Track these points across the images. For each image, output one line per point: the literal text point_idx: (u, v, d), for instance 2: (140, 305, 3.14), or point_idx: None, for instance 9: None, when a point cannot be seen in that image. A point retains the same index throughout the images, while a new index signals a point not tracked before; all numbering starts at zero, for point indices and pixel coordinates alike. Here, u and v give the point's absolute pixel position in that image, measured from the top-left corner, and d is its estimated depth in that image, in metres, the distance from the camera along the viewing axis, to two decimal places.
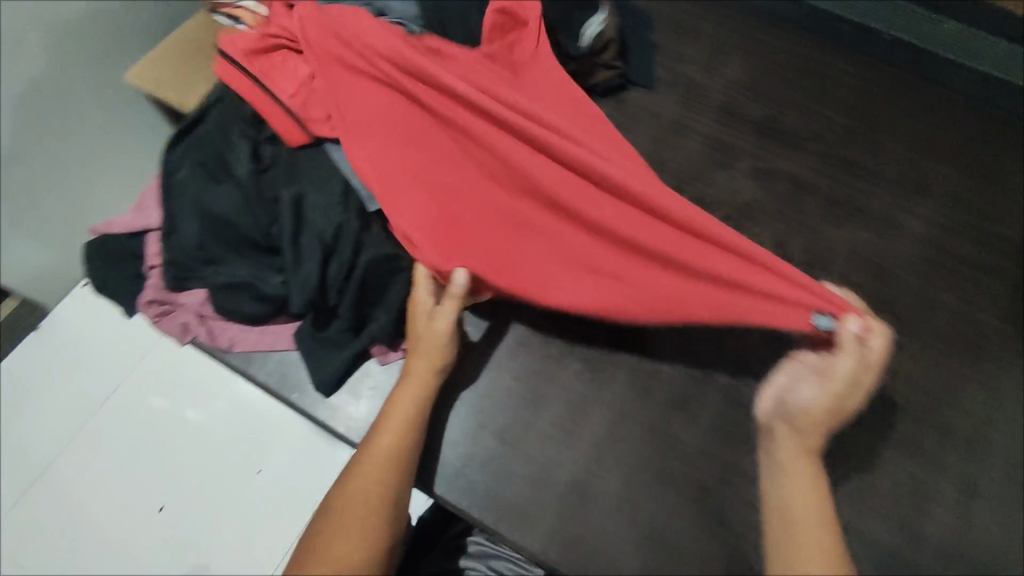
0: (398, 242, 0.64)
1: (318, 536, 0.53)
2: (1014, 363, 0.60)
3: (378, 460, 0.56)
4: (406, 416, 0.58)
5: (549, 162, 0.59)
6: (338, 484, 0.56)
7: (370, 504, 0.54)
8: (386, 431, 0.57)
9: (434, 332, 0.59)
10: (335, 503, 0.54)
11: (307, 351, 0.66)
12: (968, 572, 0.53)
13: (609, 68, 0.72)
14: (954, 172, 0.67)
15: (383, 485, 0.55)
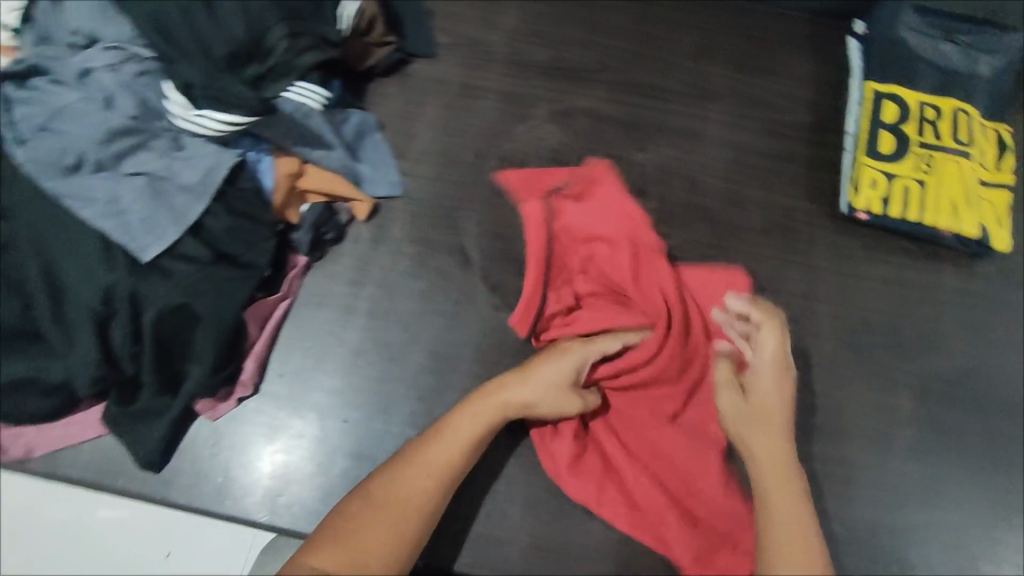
0: (183, 288, 0.59)
1: (350, 519, 0.53)
2: (819, 237, 0.76)
3: (440, 462, 0.56)
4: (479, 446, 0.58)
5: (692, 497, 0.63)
6: (387, 475, 0.55)
7: (410, 509, 0.54)
8: (451, 453, 0.57)
9: (554, 384, 0.60)
10: (378, 492, 0.54)
11: (118, 428, 0.60)
12: (802, 423, 0.68)
13: (382, 46, 0.77)
14: (732, 72, 0.83)
15: (421, 500, 0.54)
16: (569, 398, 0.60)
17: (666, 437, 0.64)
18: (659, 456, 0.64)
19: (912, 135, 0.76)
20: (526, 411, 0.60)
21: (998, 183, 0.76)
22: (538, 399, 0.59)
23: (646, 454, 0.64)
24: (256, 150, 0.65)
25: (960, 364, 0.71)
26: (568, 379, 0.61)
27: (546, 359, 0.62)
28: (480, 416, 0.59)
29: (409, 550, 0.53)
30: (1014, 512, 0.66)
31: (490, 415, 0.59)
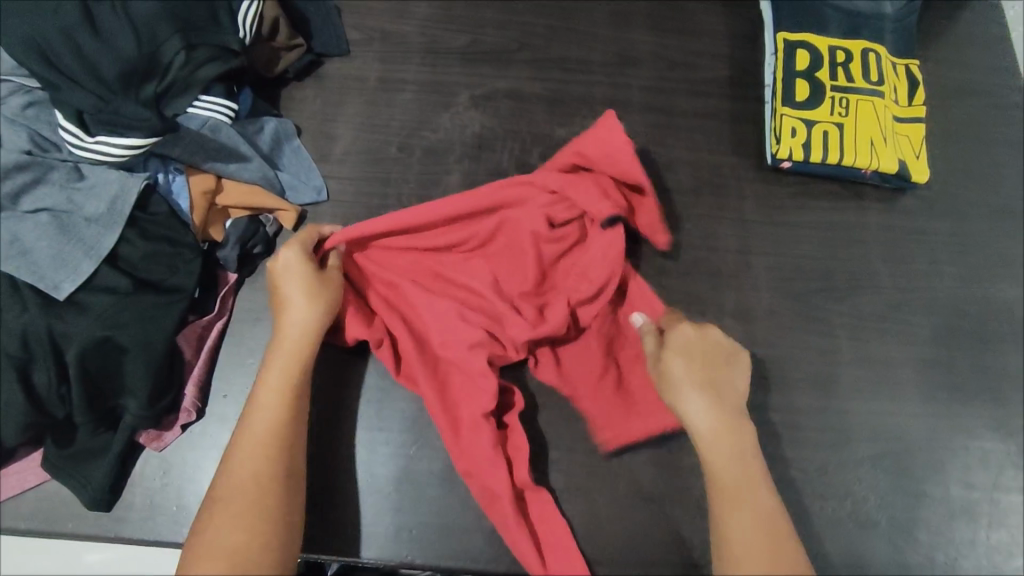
0: (105, 321, 0.58)
1: (212, 524, 0.51)
2: (747, 191, 0.77)
3: (263, 423, 0.56)
4: (289, 383, 0.58)
5: (471, 399, 0.62)
6: (224, 467, 0.55)
7: (253, 486, 0.53)
8: (264, 405, 0.57)
9: (297, 289, 0.61)
10: (220, 484, 0.53)
11: (60, 474, 0.59)
12: (748, 375, 0.70)
13: (291, 50, 0.75)
14: (648, 36, 0.83)
15: (268, 470, 0.54)
16: (319, 296, 0.61)
17: (456, 339, 0.64)
18: (455, 350, 0.63)
19: (826, 80, 0.77)
20: (310, 330, 0.60)
21: (911, 118, 0.77)
22: (299, 304, 0.60)
23: (445, 344, 0.64)
24: (166, 171, 0.64)
25: (890, 298, 0.73)
26: (296, 263, 0.62)
27: (280, 267, 0.62)
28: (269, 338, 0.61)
29: (281, 524, 0.52)
30: (957, 434, 0.69)
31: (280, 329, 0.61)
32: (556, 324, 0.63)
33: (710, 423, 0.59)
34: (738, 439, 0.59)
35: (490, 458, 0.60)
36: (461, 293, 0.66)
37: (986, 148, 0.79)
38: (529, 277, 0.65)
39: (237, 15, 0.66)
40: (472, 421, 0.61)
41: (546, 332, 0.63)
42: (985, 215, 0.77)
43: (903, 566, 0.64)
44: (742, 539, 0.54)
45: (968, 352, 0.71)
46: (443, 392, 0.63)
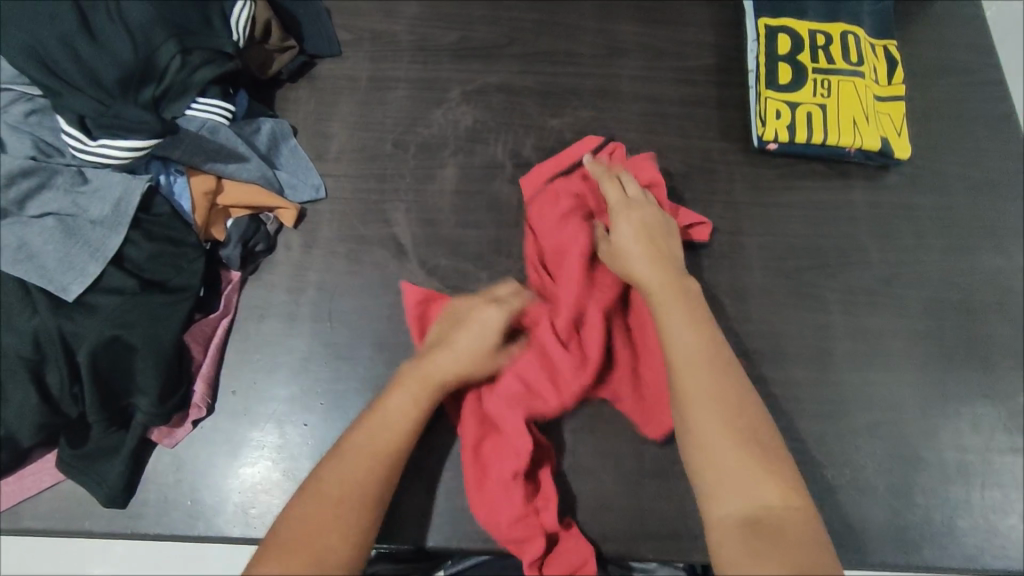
0: (114, 320, 0.59)
1: (303, 518, 0.52)
2: (736, 174, 0.79)
3: (385, 442, 0.57)
4: (413, 419, 0.58)
5: (511, 450, 0.60)
6: (328, 466, 0.55)
7: (357, 496, 0.54)
8: (385, 432, 0.57)
9: (477, 343, 0.61)
10: (329, 491, 0.53)
11: (75, 474, 0.61)
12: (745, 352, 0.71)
13: (283, 52, 0.77)
14: (632, 27, 0.85)
15: (372, 488, 0.55)
16: (493, 358, 0.61)
17: (505, 384, 0.62)
18: (505, 396, 0.61)
19: (808, 63, 0.79)
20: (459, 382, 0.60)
21: (891, 97, 0.79)
22: (467, 355, 0.60)
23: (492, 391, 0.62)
24: (167, 173, 0.65)
25: (879, 272, 0.75)
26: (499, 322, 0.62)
27: (472, 319, 0.62)
28: (412, 375, 0.60)
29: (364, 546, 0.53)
30: (950, 401, 0.71)
31: (436, 369, 0.60)
32: (597, 356, 0.62)
33: (661, 281, 0.61)
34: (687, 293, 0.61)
35: (511, 513, 0.59)
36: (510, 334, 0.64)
37: (965, 124, 0.81)
38: (569, 309, 0.63)
39: (230, 19, 0.67)
40: (503, 482, 0.59)
41: (592, 369, 0.62)
42: (969, 188, 0.79)
43: (904, 530, 0.66)
44: (711, 425, 0.53)
45: (957, 322, 0.73)
46: (486, 437, 0.62)
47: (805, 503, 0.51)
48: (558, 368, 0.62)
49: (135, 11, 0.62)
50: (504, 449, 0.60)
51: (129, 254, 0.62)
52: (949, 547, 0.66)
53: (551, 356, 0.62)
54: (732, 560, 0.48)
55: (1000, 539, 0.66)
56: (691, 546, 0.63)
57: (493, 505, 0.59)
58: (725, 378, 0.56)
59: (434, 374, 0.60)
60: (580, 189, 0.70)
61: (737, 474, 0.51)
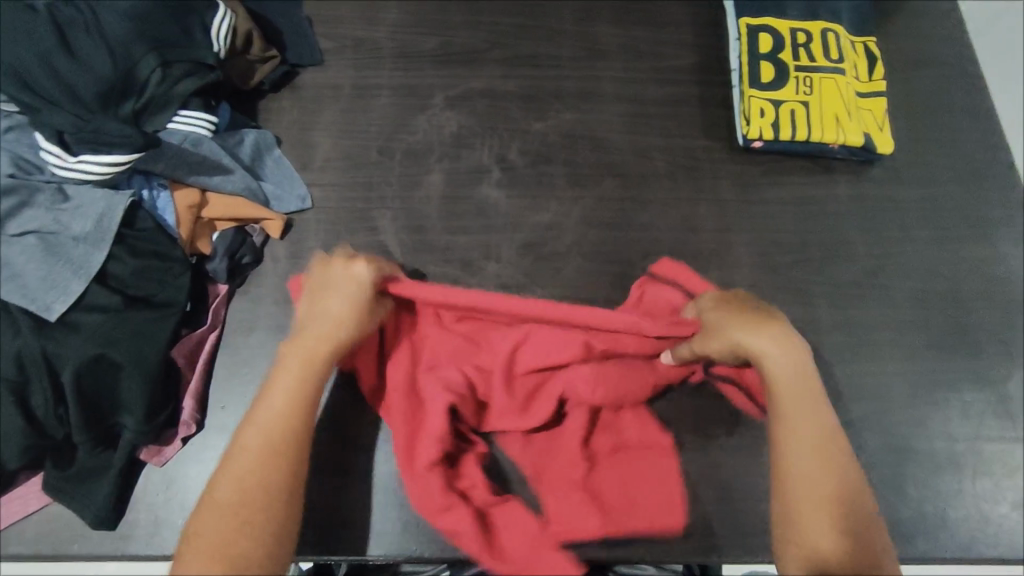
0: (98, 339, 0.58)
1: (208, 527, 0.50)
2: (722, 172, 0.79)
3: (272, 424, 0.54)
4: (296, 400, 0.56)
5: (436, 439, 0.59)
6: (226, 462, 0.54)
7: (255, 497, 0.52)
8: (267, 417, 0.55)
9: (342, 300, 0.60)
10: (224, 490, 0.52)
11: (61, 497, 0.59)
12: None
13: (265, 61, 0.76)
14: (614, 29, 0.85)
15: (270, 481, 0.53)
16: (365, 309, 0.60)
17: (440, 388, 0.61)
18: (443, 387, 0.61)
19: (789, 61, 0.79)
20: (335, 337, 0.58)
21: (873, 92, 0.80)
22: (340, 313, 0.59)
23: (429, 392, 0.62)
24: (150, 187, 0.64)
25: (866, 266, 0.75)
26: (367, 278, 0.61)
27: (338, 272, 0.61)
28: (293, 352, 0.58)
29: (281, 537, 0.52)
30: (939, 392, 0.71)
31: (309, 334, 0.59)
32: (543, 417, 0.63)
33: (787, 361, 0.58)
34: (807, 365, 0.58)
35: (434, 500, 0.57)
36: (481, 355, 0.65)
37: (945, 116, 0.82)
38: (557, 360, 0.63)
39: (211, 29, 0.67)
40: (428, 466, 0.58)
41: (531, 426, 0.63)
42: (950, 180, 0.79)
43: (897, 521, 0.66)
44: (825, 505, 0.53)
45: (944, 312, 0.74)
46: (410, 425, 0.61)
47: None
48: (507, 404, 0.64)
49: (113, 25, 0.61)
50: (424, 442, 0.59)
51: (113, 271, 0.61)
52: (943, 537, 0.66)
53: (501, 395, 0.63)
54: None
55: (993, 527, 0.67)
56: (688, 546, 0.63)
57: (420, 493, 0.58)
58: (837, 471, 0.55)
59: (309, 336, 0.58)
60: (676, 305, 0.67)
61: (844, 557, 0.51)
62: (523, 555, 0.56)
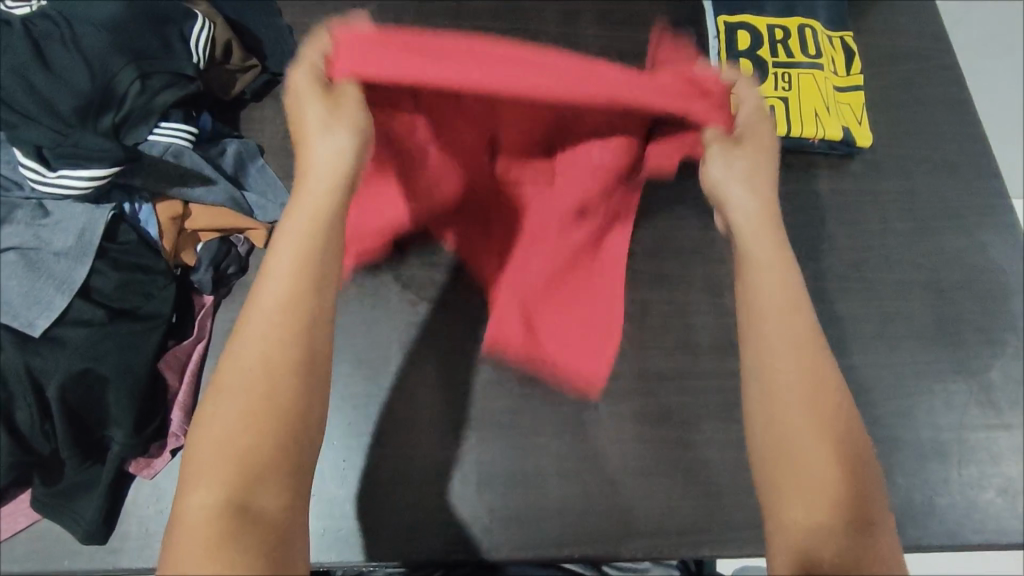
0: (84, 353, 0.59)
1: (217, 418, 0.44)
2: None
3: (287, 276, 0.48)
4: (307, 273, 0.49)
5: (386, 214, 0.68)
6: (241, 324, 0.47)
7: (284, 354, 0.46)
8: (282, 267, 0.49)
9: (322, 109, 0.53)
10: (246, 345, 0.46)
11: (51, 512, 0.60)
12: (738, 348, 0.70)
13: (246, 70, 0.75)
14: (595, 30, 0.86)
15: (292, 358, 0.46)
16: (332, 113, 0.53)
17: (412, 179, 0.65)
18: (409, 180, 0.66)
19: (767, 57, 0.79)
20: (337, 155, 0.53)
21: (851, 87, 0.80)
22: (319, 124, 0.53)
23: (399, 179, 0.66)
24: (132, 201, 0.64)
25: (848, 259, 0.76)
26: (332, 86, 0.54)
27: (296, 76, 0.54)
28: (298, 196, 0.52)
29: (311, 394, 0.46)
30: (923, 380, 0.72)
31: (310, 170, 0.53)
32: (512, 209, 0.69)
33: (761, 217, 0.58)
34: (795, 276, 0.55)
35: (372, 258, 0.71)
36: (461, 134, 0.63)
37: (923, 109, 0.83)
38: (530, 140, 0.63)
39: (190, 40, 0.66)
40: (365, 228, 0.69)
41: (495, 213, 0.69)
42: (929, 171, 0.80)
43: None
44: (800, 428, 0.48)
45: (927, 302, 0.75)
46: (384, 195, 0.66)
47: (859, 524, 0.45)
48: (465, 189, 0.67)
49: (89, 39, 0.61)
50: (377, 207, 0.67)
51: (96, 285, 0.61)
52: (930, 524, 0.67)
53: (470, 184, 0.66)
54: (785, 548, 0.45)
55: (979, 514, 0.68)
56: (678, 542, 0.64)
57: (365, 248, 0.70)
58: (826, 401, 0.49)
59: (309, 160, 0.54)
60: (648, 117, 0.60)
61: (820, 482, 0.46)
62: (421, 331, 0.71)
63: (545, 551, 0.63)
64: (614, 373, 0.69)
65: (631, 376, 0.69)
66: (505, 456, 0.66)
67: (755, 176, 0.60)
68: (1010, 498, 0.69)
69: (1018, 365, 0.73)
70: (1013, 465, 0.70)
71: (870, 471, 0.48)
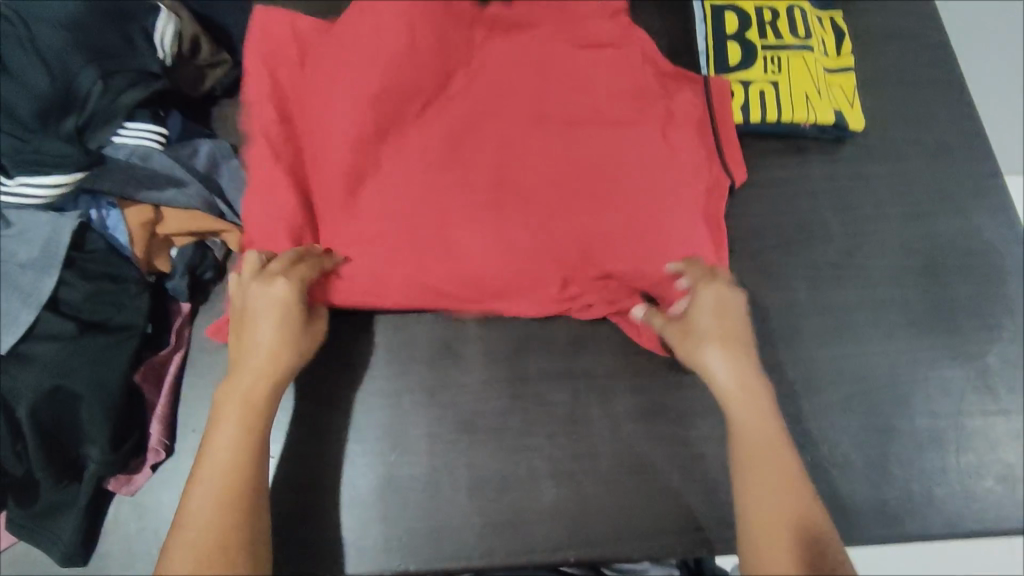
0: (55, 369, 0.57)
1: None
2: None
3: (225, 453, 0.53)
4: (247, 450, 0.53)
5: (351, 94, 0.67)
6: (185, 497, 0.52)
7: (222, 519, 0.50)
8: (223, 443, 0.53)
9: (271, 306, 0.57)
10: (188, 515, 0.50)
11: (27, 534, 0.58)
12: None
13: (216, 65, 0.70)
14: None
15: (242, 535, 0.51)
16: (285, 322, 0.57)
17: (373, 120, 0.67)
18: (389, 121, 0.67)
19: (756, 40, 0.75)
20: (279, 352, 0.57)
21: (842, 68, 0.78)
22: (266, 326, 0.57)
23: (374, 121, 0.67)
24: (98, 207, 0.61)
25: (841, 247, 0.74)
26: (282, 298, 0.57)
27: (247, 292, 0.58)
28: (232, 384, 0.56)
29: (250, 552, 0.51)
30: (920, 368, 0.71)
31: (245, 366, 0.56)
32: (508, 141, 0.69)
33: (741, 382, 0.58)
34: (757, 383, 0.59)
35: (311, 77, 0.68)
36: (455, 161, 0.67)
37: (913, 91, 0.82)
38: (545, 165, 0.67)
39: (154, 35, 0.63)
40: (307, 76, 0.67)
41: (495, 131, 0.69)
42: (921, 154, 0.79)
43: (881, 501, 0.67)
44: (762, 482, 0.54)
45: (922, 287, 0.73)
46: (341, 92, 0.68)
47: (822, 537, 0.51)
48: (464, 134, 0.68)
49: (46, 36, 0.57)
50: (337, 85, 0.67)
51: (65, 297, 0.59)
52: (928, 514, 0.67)
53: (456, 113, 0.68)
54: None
55: (976, 502, 0.67)
56: (676, 541, 0.63)
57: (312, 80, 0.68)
58: (770, 450, 0.55)
59: (245, 360, 0.56)
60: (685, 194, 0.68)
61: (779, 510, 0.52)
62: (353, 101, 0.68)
63: (540, 555, 0.62)
64: (606, 371, 0.67)
65: (624, 373, 0.67)
66: (497, 459, 0.64)
67: (737, 348, 0.59)
68: (1010, 486, 0.68)
69: (1014, 349, 0.72)
70: (1011, 451, 0.69)
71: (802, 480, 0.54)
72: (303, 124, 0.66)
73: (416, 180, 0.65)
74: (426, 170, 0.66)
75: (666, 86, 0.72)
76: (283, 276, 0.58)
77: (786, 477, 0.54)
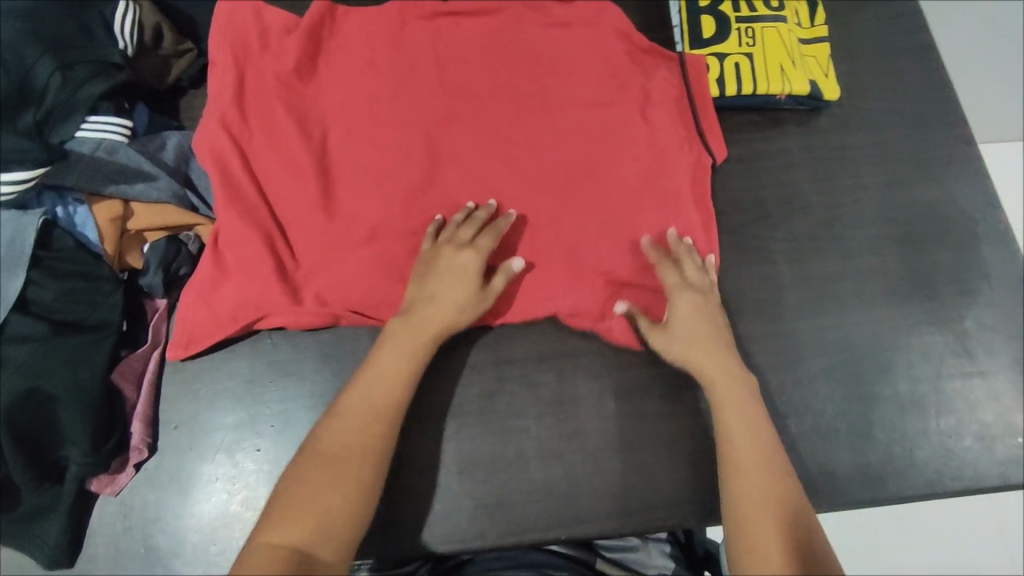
0: (28, 371, 0.56)
1: (300, 485, 0.51)
2: None
3: (372, 399, 0.56)
4: (393, 401, 0.56)
5: (314, 96, 0.67)
6: (317, 436, 0.54)
7: (355, 461, 0.53)
8: (373, 388, 0.57)
9: (460, 266, 0.60)
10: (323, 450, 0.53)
11: (11, 539, 0.57)
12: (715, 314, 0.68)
13: (182, 55, 0.68)
14: None
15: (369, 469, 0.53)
16: (466, 283, 0.60)
17: (336, 116, 0.66)
18: (353, 113, 0.66)
19: (729, 12, 0.75)
20: (455, 312, 0.60)
21: (816, 39, 0.77)
22: (448, 282, 0.60)
23: (339, 116, 0.66)
24: (64, 204, 0.60)
25: (820, 218, 0.75)
26: (466, 261, 0.60)
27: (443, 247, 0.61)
28: (400, 330, 0.59)
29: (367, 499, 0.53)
30: (900, 334, 0.72)
31: (419, 316, 0.59)
32: (478, 125, 0.67)
33: (710, 364, 0.60)
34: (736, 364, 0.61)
35: (271, 75, 0.66)
36: (420, 152, 0.65)
37: (886, 60, 0.82)
38: (514, 154, 0.66)
39: (113, 26, 0.62)
40: (265, 75, 0.66)
41: (461, 117, 0.67)
42: (895, 123, 0.79)
43: (864, 466, 0.68)
44: (738, 458, 0.56)
45: (900, 255, 0.74)
46: (302, 88, 0.67)
47: (798, 509, 0.53)
48: (432, 122, 0.67)
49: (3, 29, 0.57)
50: (298, 87, 0.67)
51: (34, 298, 0.58)
52: (910, 476, 0.68)
53: (420, 104, 0.67)
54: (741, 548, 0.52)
55: (957, 461, 0.69)
56: (666, 514, 0.63)
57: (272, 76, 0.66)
58: (745, 429, 0.57)
59: (418, 314, 0.59)
60: (664, 173, 0.66)
61: (755, 486, 0.54)
62: (316, 96, 0.67)
63: (532, 535, 0.62)
64: (591, 350, 0.67)
65: (609, 351, 0.67)
66: (485, 443, 0.64)
67: (715, 337, 0.61)
68: (988, 445, 0.70)
69: (990, 312, 0.73)
70: (989, 411, 0.71)
71: (776, 458, 0.56)
72: (269, 123, 0.65)
73: (380, 175, 0.64)
74: (390, 164, 0.65)
75: (642, 70, 0.71)
76: (467, 243, 0.61)
77: (763, 456, 0.56)
